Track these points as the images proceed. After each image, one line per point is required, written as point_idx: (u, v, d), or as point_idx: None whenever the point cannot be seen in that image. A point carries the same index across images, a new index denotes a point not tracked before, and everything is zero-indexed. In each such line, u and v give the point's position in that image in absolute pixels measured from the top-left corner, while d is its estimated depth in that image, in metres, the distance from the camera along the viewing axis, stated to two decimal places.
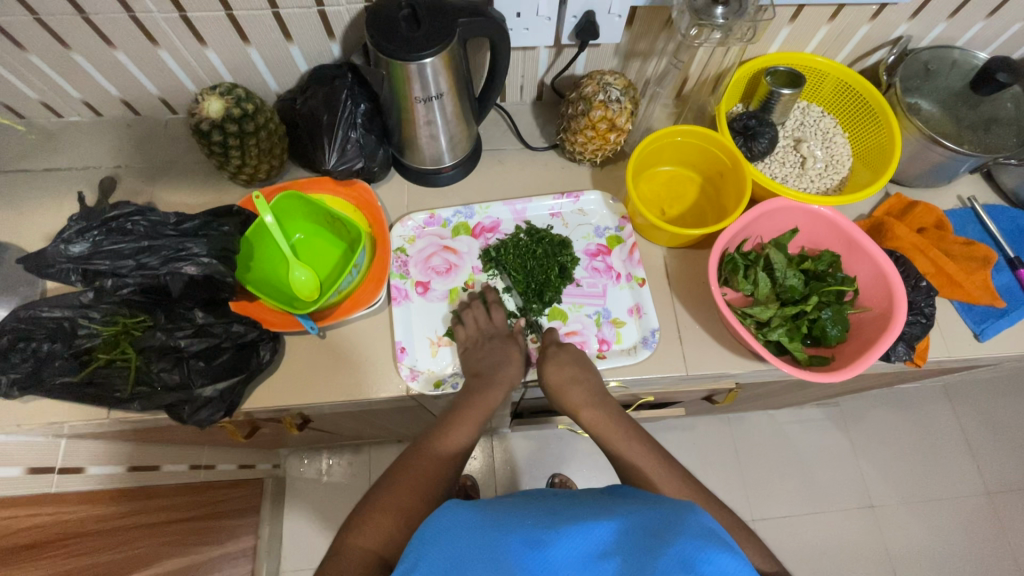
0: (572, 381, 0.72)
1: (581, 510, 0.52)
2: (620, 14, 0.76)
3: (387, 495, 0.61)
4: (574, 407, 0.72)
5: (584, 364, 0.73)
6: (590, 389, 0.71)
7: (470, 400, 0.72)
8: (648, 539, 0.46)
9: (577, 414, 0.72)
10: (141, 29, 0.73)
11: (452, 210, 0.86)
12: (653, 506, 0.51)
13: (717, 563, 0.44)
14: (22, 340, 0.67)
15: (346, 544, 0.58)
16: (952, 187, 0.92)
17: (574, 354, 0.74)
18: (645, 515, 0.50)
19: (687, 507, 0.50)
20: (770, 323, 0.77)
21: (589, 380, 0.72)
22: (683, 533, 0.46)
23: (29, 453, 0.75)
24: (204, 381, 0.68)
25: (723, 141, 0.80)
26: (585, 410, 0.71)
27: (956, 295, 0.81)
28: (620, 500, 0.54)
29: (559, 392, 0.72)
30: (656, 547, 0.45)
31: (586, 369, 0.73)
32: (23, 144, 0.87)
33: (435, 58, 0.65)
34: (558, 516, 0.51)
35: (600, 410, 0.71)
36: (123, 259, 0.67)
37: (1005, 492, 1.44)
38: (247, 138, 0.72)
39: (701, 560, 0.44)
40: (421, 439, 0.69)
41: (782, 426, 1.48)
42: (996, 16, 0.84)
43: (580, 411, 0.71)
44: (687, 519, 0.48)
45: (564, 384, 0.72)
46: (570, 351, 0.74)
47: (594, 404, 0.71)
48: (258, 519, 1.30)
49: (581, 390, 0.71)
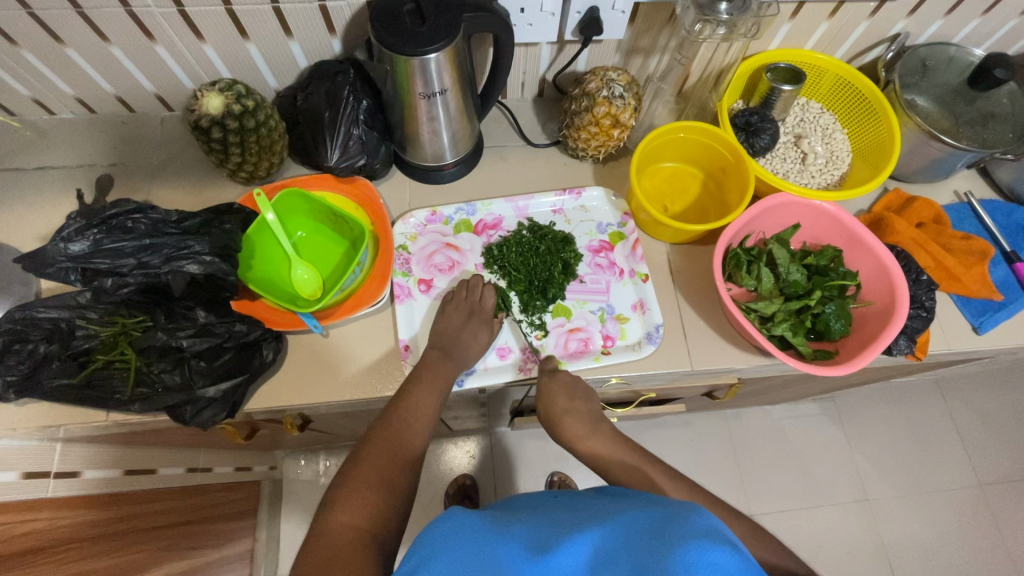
0: (567, 414, 0.71)
1: (586, 518, 0.51)
2: (624, 10, 0.77)
3: (362, 468, 0.60)
4: (570, 437, 0.71)
5: (580, 392, 0.73)
6: (579, 401, 0.72)
7: (429, 373, 0.70)
8: (648, 543, 0.44)
9: (574, 444, 0.71)
10: (137, 22, 0.71)
11: (454, 207, 0.86)
12: (655, 509, 0.49)
13: (719, 563, 0.41)
14: (18, 341, 0.66)
15: (330, 523, 0.55)
16: (949, 183, 0.93)
17: (567, 383, 0.73)
18: (644, 518, 0.47)
19: (691, 507, 0.47)
20: (774, 318, 0.77)
21: (584, 407, 0.72)
22: (685, 533, 0.44)
23: (23, 458, 0.73)
24: (206, 381, 0.67)
25: (726, 137, 0.81)
26: (575, 429, 0.70)
27: (954, 288, 0.82)
28: (623, 506, 0.52)
29: (556, 420, 0.71)
30: (656, 548, 0.43)
31: (582, 396, 0.72)
32: (14, 144, 0.85)
33: (438, 54, 0.64)
34: (564, 527, 0.50)
35: (598, 439, 0.70)
36: (123, 258, 0.65)
37: (998, 484, 1.46)
38: (247, 135, 0.71)
39: (701, 558, 0.41)
40: (387, 410, 0.67)
41: (779, 422, 1.49)
42: (992, 14, 0.86)
43: (576, 441, 0.71)
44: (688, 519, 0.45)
45: (559, 415, 0.71)
46: (561, 379, 0.73)
47: (590, 434, 0.70)
48: (254, 522, 1.28)
49: (566, 403, 0.71)
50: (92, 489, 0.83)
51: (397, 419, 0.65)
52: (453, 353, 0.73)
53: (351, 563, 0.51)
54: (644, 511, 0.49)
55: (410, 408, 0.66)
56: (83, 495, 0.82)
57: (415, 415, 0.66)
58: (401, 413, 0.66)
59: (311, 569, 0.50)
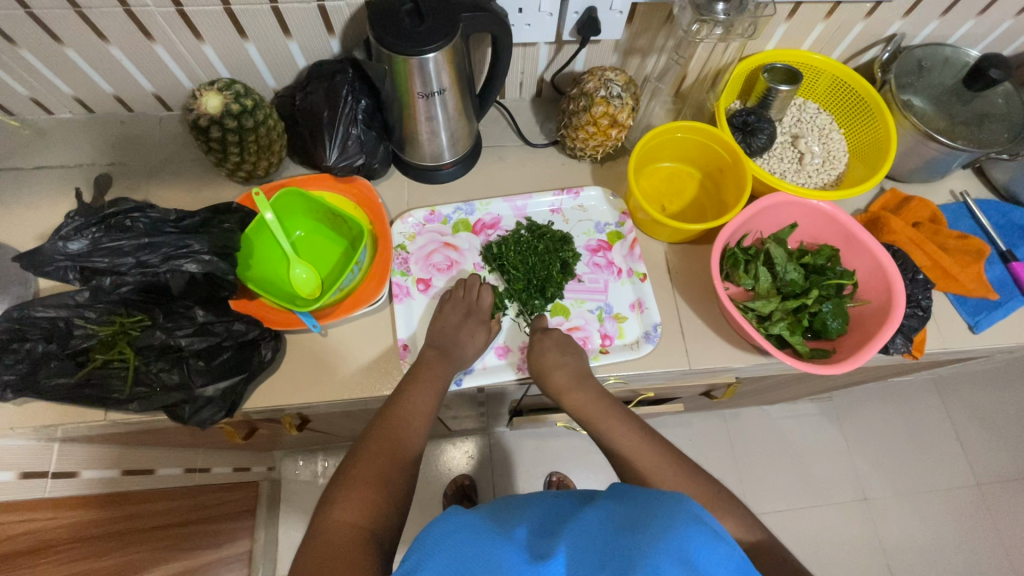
0: (557, 366, 0.72)
1: (576, 512, 0.52)
2: (622, 10, 0.77)
3: (360, 466, 0.60)
4: (558, 390, 0.71)
5: (568, 348, 0.74)
6: (573, 370, 0.71)
7: (427, 371, 0.70)
8: (637, 533, 0.45)
9: (561, 397, 0.71)
10: (135, 22, 0.71)
11: (453, 207, 0.86)
12: (641, 498, 0.50)
13: (710, 556, 0.43)
14: (16, 340, 0.66)
15: (329, 521, 0.55)
16: (945, 182, 0.93)
17: (559, 338, 0.74)
18: (632, 508, 0.48)
19: (674, 496, 0.48)
20: (772, 317, 0.77)
21: (573, 363, 0.73)
22: (674, 523, 0.45)
23: (22, 458, 0.73)
24: (204, 381, 0.67)
25: (723, 137, 0.81)
26: (567, 393, 0.70)
27: (950, 287, 0.83)
28: (610, 495, 0.53)
29: (545, 372, 0.72)
30: (645, 541, 0.44)
31: (572, 353, 0.73)
32: (12, 144, 0.85)
33: (437, 54, 0.64)
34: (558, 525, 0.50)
35: (583, 393, 0.70)
36: (122, 256, 0.65)
37: (995, 483, 1.47)
38: (246, 135, 0.71)
39: (691, 551, 0.43)
40: (385, 408, 0.67)
41: (777, 422, 1.49)
42: (987, 15, 0.86)
43: (562, 394, 0.71)
44: (675, 509, 0.46)
45: (549, 367, 0.72)
46: (553, 336, 0.75)
47: (576, 387, 0.70)
48: (253, 523, 1.28)
49: (563, 373, 0.71)
50: (90, 489, 0.83)
51: (396, 417, 0.65)
52: (450, 352, 0.73)
53: (350, 561, 0.51)
54: (631, 501, 0.50)
55: (409, 406, 0.66)
56: (80, 495, 0.82)
57: (414, 413, 0.66)
58: (399, 412, 0.66)
59: (310, 567, 0.50)
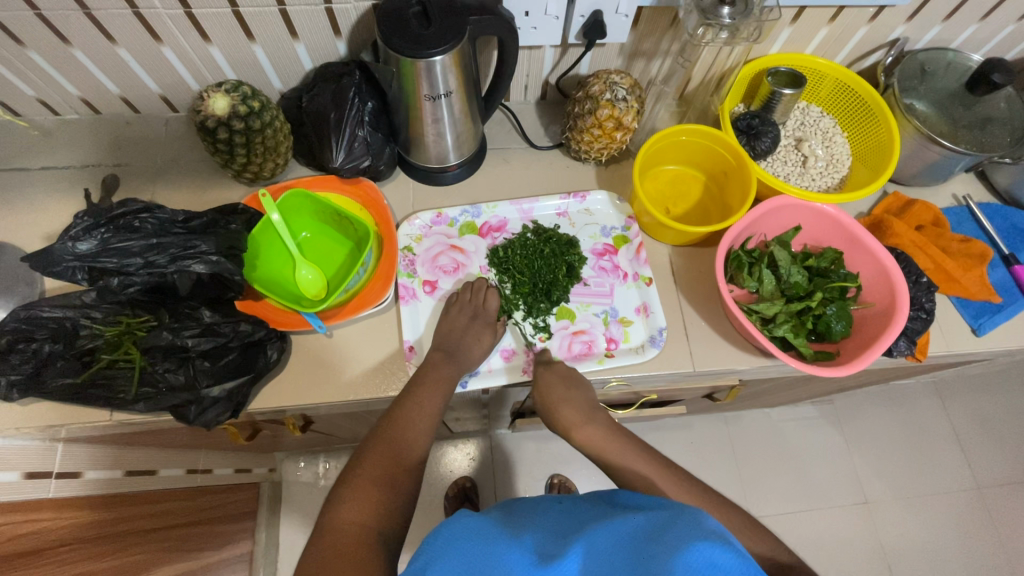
0: (564, 402, 0.72)
1: (589, 522, 0.51)
2: (627, 13, 0.78)
3: (367, 467, 0.60)
4: (566, 426, 0.72)
5: (574, 381, 0.74)
6: (582, 406, 0.72)
7: (432, 375, 0.70)
8: (651, 545, 0.44)
9: (570, 433, 0.72)
10: (144, 24, 0.72)
11: (459, 209, 0.86)
12: (656, 510, 0.49)
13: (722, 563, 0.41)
14: (22, 340, 0.66)
15: (335, 520, 0.55)
16: (947, 187, 0.94)
17: (562, 373, 0.74)
18: (647, 522, 0.47)
19: (683, 511, 0.47)
20: (776, 319, 0.77)
21: (580, 396, 0.73)
22: (687, 532, 0.44)
23: (25, 458, 0.73)
24: (210, 381, 0.67)
25: (727, 140, 0.81)
26: (578, 429, 0.72)
27: (953, 291, 0.83)
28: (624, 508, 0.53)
29: (552, 410, 0.73)
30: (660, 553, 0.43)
31: (578, 386, 0.73)
32: (18, 144, 0.85)
33: (443, 57, 0.65)
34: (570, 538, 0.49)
35: (592, 427, 0.71)
36: (130, 257, 0.66)
37: (995, 486, 1.47)
38: (253, 136, 0.72)
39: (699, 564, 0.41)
40: (392, 409, 0.67)
41: (778, 424, 1.49)
42: (989, 19, 0.87)
43: (574, 432, 0.72)
44: (689, 521, 0.46)
45: (555, 404, 0.72)
46: (556, 371, 0.74)
47: (584, 423, 0.71)
48: (254, 524, 1.27)
49: (571, 409, 0.72)
50: (94, 489, 0.82)
51: (401, 418, 0.65)
52: (456, 355, 0.73)
53: (356, 561, 0.51)
54: (645, 512, 0.49)
55: (415, 408, 0.67)
56: (83, 496, 0.81)
57: (420, 414, 0.66)
58: (404, 413, 0.66)
59: (317, 565, 0.50)
